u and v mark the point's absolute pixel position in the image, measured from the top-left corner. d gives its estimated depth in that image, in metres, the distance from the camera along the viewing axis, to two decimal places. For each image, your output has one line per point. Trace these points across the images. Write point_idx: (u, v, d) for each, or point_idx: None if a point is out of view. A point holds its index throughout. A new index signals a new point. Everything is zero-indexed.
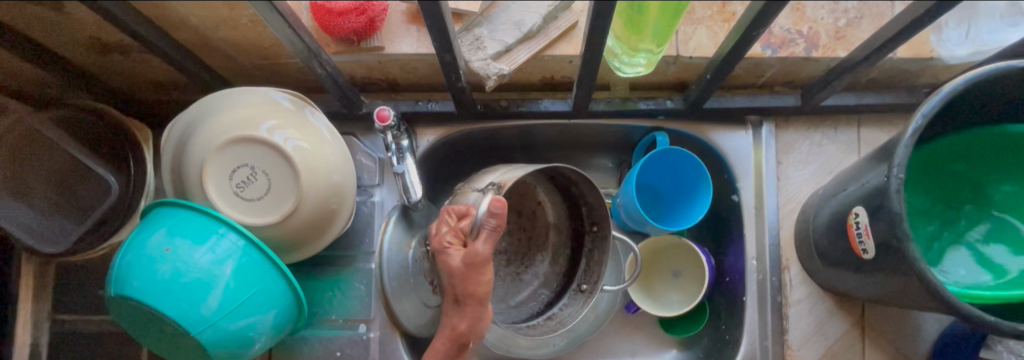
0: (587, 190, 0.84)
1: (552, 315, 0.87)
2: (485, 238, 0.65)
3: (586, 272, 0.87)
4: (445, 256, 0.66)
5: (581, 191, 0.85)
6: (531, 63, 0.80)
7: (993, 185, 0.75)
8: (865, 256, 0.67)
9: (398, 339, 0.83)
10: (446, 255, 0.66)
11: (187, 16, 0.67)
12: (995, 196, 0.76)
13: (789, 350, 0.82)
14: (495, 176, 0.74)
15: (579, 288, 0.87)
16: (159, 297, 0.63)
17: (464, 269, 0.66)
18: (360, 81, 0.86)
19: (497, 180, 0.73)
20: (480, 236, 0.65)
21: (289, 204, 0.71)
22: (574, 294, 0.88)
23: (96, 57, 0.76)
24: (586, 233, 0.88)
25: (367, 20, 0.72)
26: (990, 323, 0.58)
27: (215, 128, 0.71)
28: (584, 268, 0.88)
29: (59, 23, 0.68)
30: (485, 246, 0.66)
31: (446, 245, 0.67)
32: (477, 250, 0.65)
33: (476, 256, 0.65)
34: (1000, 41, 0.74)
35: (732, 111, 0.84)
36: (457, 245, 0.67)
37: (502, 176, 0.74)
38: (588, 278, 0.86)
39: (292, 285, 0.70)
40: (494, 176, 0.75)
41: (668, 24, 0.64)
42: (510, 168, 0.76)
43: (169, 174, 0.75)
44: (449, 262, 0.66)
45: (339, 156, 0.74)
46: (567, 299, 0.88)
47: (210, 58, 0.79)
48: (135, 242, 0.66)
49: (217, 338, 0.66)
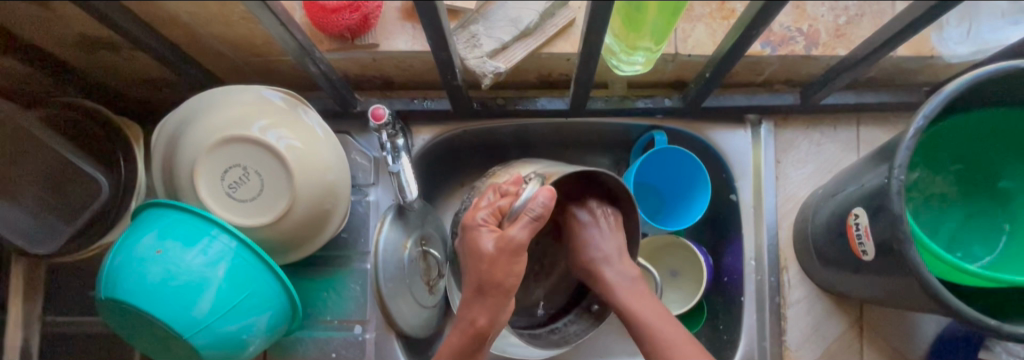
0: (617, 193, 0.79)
1: (554, 329, 0.84)
2: (522, 224, 0.61)
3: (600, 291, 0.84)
4: (477, 233, 0.63)
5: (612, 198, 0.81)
6: (528, 61, 0.79)
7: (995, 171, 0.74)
8: (865, 258, 0.66)
9: (394, 341, 0.82)
10: (478, 233, 0.63)
11: (178, 13, 0.66)
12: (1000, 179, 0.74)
13: (787, 350, 0.82)
14: (537, 167, 0.73)
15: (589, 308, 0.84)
16: (150, 300, 0.62)
17: (496, 252, 0.61)
18: (355, 79, 0.85)
19: (540, 171, 0.71)
20: (519, 221, 0.62)
21: (283, 204, 0.70)
22: (580, 312, 0.85)
23: (84, 53, 0.74)
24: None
25: (361, 17, 0.71)
26: (990, 327, 0.57)
27: (207, 127, 0.70)
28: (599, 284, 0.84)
29: (48, 19, 0.66)
30: (521, 233, 0.61)
31: (480, 222, 0.64)
32: (512, 235, 0.61)
33: (511, 242, 0.61)
34: (1000, 40, 0.73)
35: (731, 109, 0.83)
36: (492, 225, 0.64)
37: (544, 170, 0.72)
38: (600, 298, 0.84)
39: (286, 287, 0.69)
40: (533, 168, 0.73)
41: (667, 21, 0.63)
42: (551, 164, 0.74)
43: (160, 174, 0.73)
44: (480, 243, 0.62)
45: (333, 155, 0.73)
46: (573, 316, 0.85)
47: (201, 55, 0.77)
48: (125, 243, 0.65)
49: (210, 341, 0.65)
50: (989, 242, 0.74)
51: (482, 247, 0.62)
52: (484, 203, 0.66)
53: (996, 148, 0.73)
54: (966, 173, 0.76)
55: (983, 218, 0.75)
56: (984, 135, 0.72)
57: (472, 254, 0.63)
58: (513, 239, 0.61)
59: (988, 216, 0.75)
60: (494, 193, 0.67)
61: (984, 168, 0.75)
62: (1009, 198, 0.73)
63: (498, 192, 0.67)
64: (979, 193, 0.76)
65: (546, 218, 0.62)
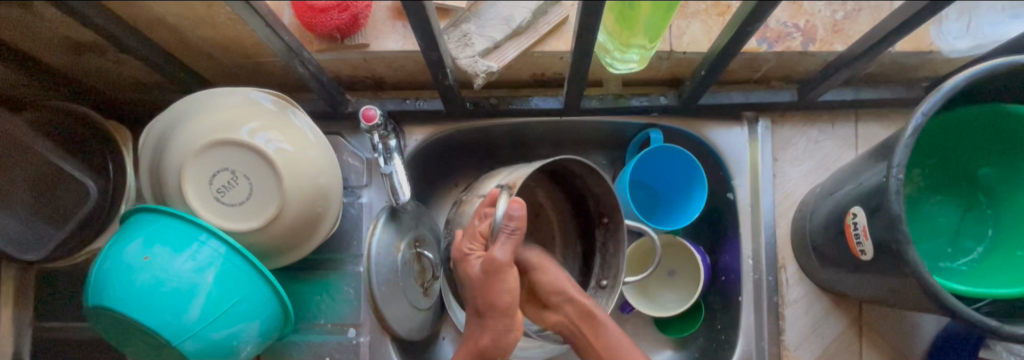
0: (593, 181, 0.76)
1: None
2: (503, 242, 0.60)
3: (603, 266, 0.80)
4: (466, 263, 0.63)
5: (586, 182, 0.78)
6: (520, 60, 0.78)
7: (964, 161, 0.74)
8: (863, 257, 0.65)
9: (389, 344, 0.81)
10: (467, 262, 0.63)
11: (164, 15, 0.64)
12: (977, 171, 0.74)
13: (785, 350, 0.81)
14: (502, 180, 0.72)
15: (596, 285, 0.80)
16: (137, 307, 0.61)
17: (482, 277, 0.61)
18: (345, 79, 0.83)
19: (504, 182, 0.70)
20: (499, 239, 0.60)
21: (273, 209, 0.69)
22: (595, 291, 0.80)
23: (72, 58, 0.73)
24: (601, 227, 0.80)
25: (351, 17, 0.70)
26: (991, 328, 0.56)
27: (194, 131, 0.69)
28: (602, 262, 0.81)
29: (32, 24, 0.66)
30: (504, 252, 0.60)
31: (467, 251, 0.63)
32: (496, 256, 0.60)
33: (495, 262, 0.60)
34: (1001, 34, 0.73)
35: (727, 107, 0.82)
36: (479, 251, 0.63)
37: (507, 178, 0.71)
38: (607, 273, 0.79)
39: (276, 292, 0.68)
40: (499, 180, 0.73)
41: (661, 18, 0.62)
42: (516, 170, 0.74)
43: (148, 179, 0.72)
44: (469, 269, 0.62)
45: (323, 158, 0.72)
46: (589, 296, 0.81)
47: (189, 57, 0.76)
48: (113, 250, 0.64)
49: (200, 347, 0.64)
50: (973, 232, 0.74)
51: (471, 272, 0.62)
52: (465, 231, 0.65)
53: (970, 146, 0.72)
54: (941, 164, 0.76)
55: (962, 213, 0.76)
56: (960, 136, 0.72)
57: (466, 279, 0.63)
58: (497, 259, 0.60)
59: (967, 211, 0.75)
60: (476, 217, 0.66)
61: (958, 162, 0.75)
62: (986, 186, 0.74)
63: (480, 217, 0.65)
64: (958, 189, 0.76)
65: (523, 230, 0.61)
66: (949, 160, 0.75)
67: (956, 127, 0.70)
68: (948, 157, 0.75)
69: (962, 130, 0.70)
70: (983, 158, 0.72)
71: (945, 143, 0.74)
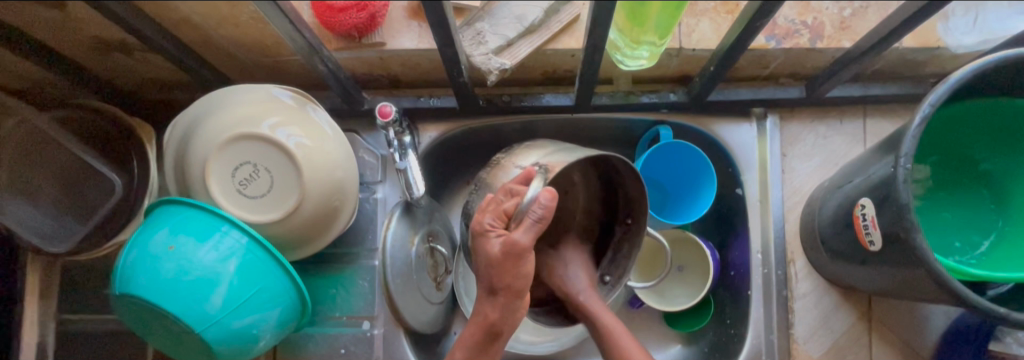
0: (633, 186, 0.77)
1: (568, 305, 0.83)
2: (527, 227, 0.60)
3: (611, 263, 0.82)
4: (486, 239, 0.63)
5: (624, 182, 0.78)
6: (533, 58, 0.80)
7: (967, 153, 0.75)
8: (872, 248, 0.66)
9: (402, 336, 0.83)
10: (486, 239, 0.63)
11: (189, 14, 0.67)
12: (982, 164, 0.75)
13: (794, 343, 0.82)
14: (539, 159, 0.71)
15: (599, 280, 0.81)
16: (163, 295, 0.63)
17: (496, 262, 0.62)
18: (362, 77, 0.86)
19: (542, 163, 0.69)
20: (523, 223, 0.60)
21: (292, 202, 0.71)
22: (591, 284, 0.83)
23: (98, 55, 0.76)
24: (620, 225, 0.81)
25: (369, 16, 0.72)
26: (1000, 315, 0.57)
27: (218, 126, 0.71)
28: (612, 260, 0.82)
29: (63, 23, 0.68)
30: (526, 235, 0.60)
31: (488, 228, 0.63)
32: (518, 239, 0.60)
33: (515, 245, 0.60)
34: (1008, 29, 0.74)
35: (735, 104, 0.84)
36: (499, 229, 0.63)
37: (546, 159, 0.70)
38: (613, 270, 0.81)
39: (295, 282, 0.70)
40: (535, 158, 0.71)
41: (671, 15, 0.64)
42: (556, 151, 0.72)
43: (172, 174, 0.75)
44: (488, 247, 0.62)
45: (341, 153, 0.74)
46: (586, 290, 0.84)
47: (212, 56, 0.78)
48: (139, 240, 0.66)
49: (221, 335, 0.66)
50: (981, 226, 0.75)
51: (490, 251, 0.62)
52: (491, 205, 0.65)
53: (980, 139, 0.73)
54: (948, 157, 0.76)
55: (969, 206, 0.76)
56: (971, 129, 0.72)
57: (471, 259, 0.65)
58: (518, 243, 0.60)
59: (974, 204, 0.76)
60: (502, 193, 0.65)
61: (964, 156, 0.76)
62: (991, 179, 0.74)
63: (506, 192, 0.65)
64: (963, 183, 0.77)
65: (548, 220, 0.61)
66: (954, 153, 0.76)
67: (961, 118, 0.71)
68: (953, 152, 0.76)
69: (970, 120, 0.71)
70: (990, 150, 0.73)
71: (953, 136, 0.74)
